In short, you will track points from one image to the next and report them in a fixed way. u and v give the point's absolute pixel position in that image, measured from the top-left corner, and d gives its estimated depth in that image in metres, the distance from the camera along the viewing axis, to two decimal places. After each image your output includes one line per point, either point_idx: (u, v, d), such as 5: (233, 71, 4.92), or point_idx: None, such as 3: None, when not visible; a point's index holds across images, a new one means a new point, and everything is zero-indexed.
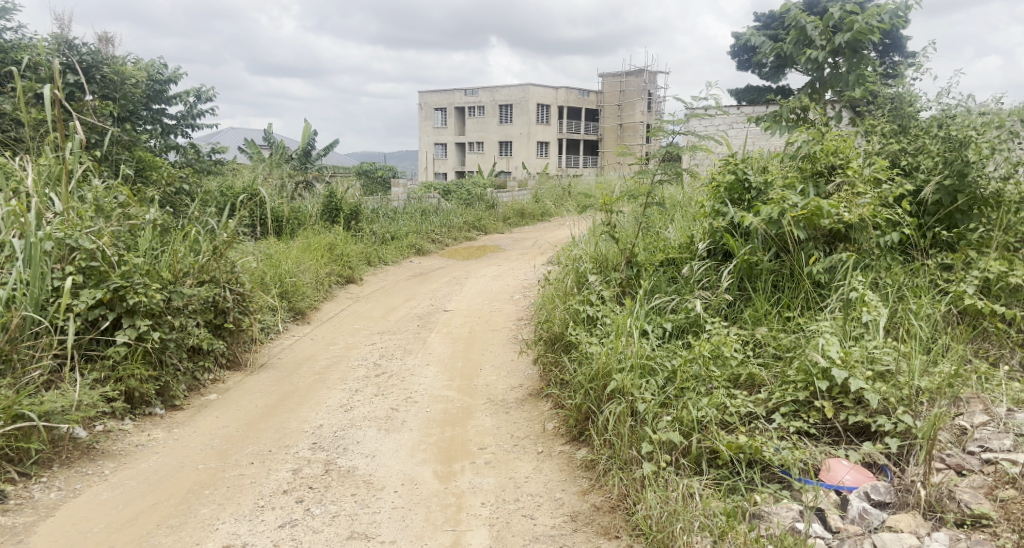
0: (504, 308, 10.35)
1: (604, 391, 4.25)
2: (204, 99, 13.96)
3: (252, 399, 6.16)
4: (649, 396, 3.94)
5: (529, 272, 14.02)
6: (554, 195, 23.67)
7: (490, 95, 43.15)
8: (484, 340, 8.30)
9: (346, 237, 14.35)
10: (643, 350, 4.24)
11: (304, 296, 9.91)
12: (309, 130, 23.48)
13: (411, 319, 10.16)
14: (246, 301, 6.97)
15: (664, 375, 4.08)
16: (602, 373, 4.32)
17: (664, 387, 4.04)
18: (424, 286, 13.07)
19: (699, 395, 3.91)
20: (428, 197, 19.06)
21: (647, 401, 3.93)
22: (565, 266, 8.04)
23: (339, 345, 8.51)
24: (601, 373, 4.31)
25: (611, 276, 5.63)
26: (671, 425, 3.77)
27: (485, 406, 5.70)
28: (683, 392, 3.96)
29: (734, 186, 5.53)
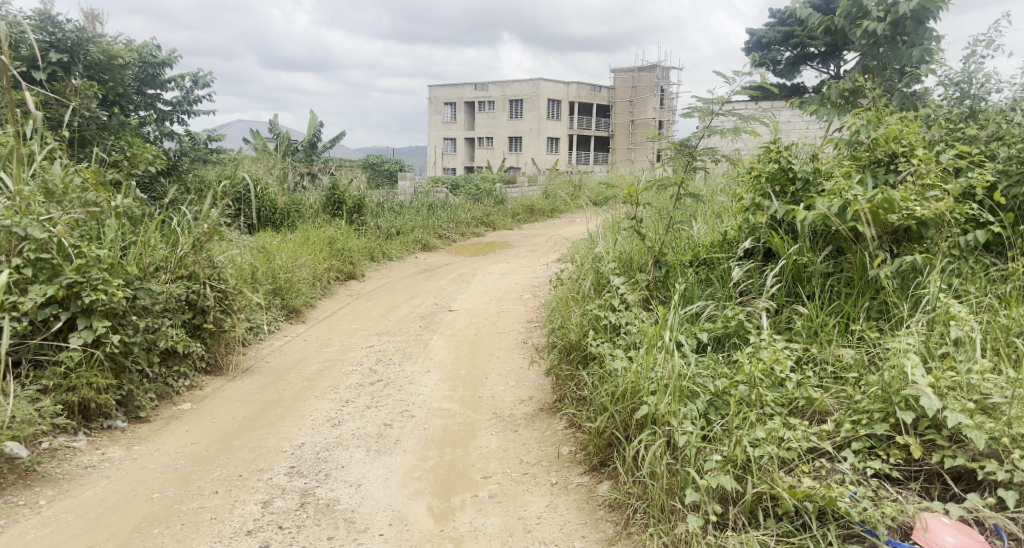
0: (513, 309, 9.69)
1: (633, 416, 3.61)
2: (201, 84, 13.33)
3: (230, 409, 5.52)
4: (690, 427, 3.30)
5: (539, 271, 13.38)
6: (564, 191, 23.03)
7: (500, 90, 42.44)
8: (491, 344, 7.65)
9: (349, 230, 13.74)
10: (680, 368, 3.58)
11: (299, 293, 9.28)
12: (315, 120, 22.83)
13: (413, 318, 9.52)
14: (229, 298, 6.33)
15: (706, 399, 3.46)
16: (631, 395, 3.67)
17: (706, 415, 3.41)
18: (428, 283, 12.43)
19: (751, 425, 3.28)
20: (435, 191, 18.44)
21: (688, 433, 3.29)
22: (581, 266, 7.38)
23: (333, 347, 7.87)
24: (629, 395, 3.66)
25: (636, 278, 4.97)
26: (721, 467, 3.15)
27: (491, 422, 5.05)
28: (730, 423, 3.31)
29: (777, 176, 4.87)
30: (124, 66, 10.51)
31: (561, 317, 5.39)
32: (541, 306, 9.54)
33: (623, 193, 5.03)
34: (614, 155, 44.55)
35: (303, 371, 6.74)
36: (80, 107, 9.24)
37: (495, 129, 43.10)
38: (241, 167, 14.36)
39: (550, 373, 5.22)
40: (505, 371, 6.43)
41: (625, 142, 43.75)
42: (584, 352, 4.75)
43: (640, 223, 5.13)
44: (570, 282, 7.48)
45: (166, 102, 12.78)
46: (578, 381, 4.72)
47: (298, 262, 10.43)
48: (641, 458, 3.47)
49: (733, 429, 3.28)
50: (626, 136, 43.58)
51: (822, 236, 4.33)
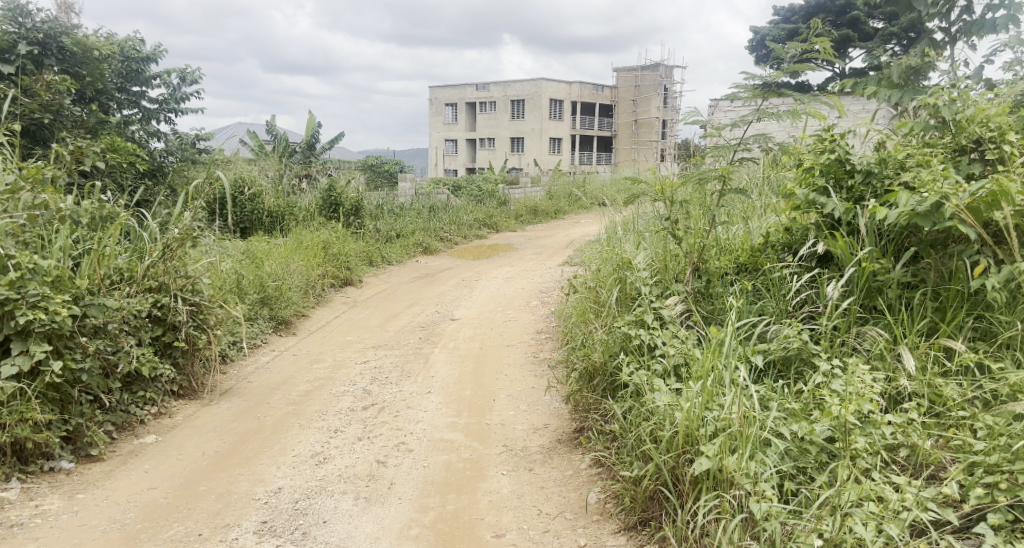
0: (520, 318, 8.99)
1: (694, 480, 2.99)
2: (189, 80, 12.57)
3: (202, 441, 4.81)
4: (773, 491, 2.82)
5: (546, 275, 12.70)
6: (568, 193, 22.40)
7: (501, 90, 41.76)
8: (498, 359, 6.95)
9: (346, 234, 13.02)
10: (749, 409, 3.06)
11: (289, 302, 8.58)
12: (312, 120, 22.11)
13: (412, 328, 8.83)
14: (203, 311, 5.63)
15: (783, 449, 2.98)
16: (685, 439, 3.09)
17: (792, 476, 2.95)
18: (429, 289, 11.73)
19: (855, 489, 2.82)
20: (437, 192, 17.72)
21: (771, 499, 2.82)
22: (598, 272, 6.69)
23: (324, 363, 7.16)
24: (682, 441, 3.08)
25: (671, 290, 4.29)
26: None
27: (502, 458, 4.34)
28: (840, 495, 2.79)
29: (833, 167, 4.18)
30: (103, 60, 9.79)
31: (585, 335, 4.73)
32: (551, 315, 8.84)
33: (655, 190, 4.30)
34: (618, 155, 43.84)
35: (290, 392, 6.05)
36: (52, 104, 8.53)
37: (497, 129, 42.39)
38: (232, 169, 13.65)
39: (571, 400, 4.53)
40: (516, 392, 5.74)
41: (628, 142, 43.05)
42: (615, 376, 4.04)
43: (675, 224, 4.44)
44: (586, 289, 6.78)
45: (152, 99, 12.03)
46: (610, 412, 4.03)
47: (290, 268, 9.74)
48: (707, 534, 2.90)
49: (835, 499, 2.79)
50: (630, 135, 42.90)
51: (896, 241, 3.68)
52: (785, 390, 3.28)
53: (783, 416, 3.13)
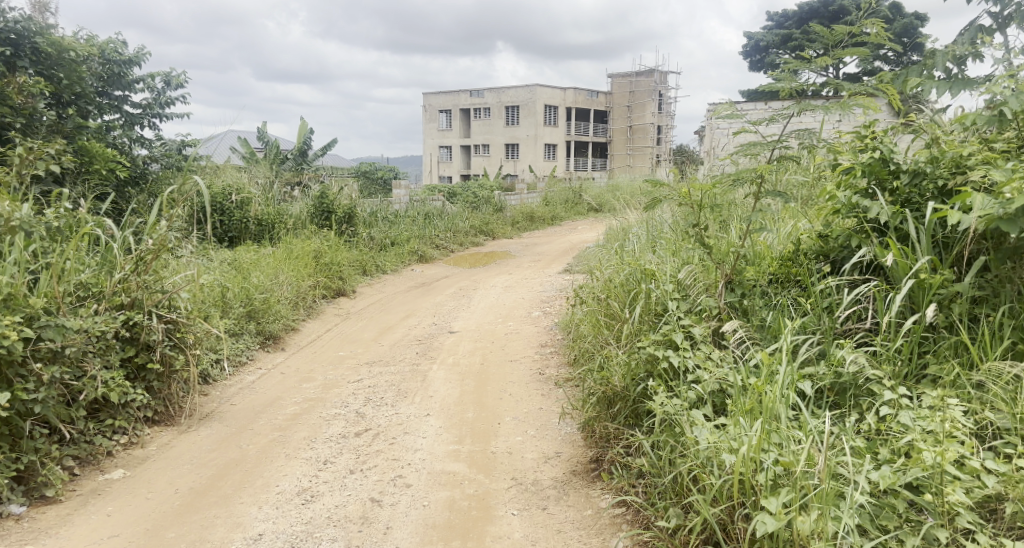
0: (521, 330, 8.54)
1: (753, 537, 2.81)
2: (175, 84, 11.68)
3: (178, 474, 4.32)
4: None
5: (546, 284, 12.26)
6: (564, 199, 21.97)
7: (495, 96, 41.40)
8: (501, 376, 6.51)
9: (338, 242, 12.56)
10: (815, 458, 2.86)
11: (278, 315, 8.12)
12: (303, 126, 21.63)
13: (409, 342, 8.38)
14: (180, 330, 5.16)
15: (861, 500, 2.77)
16: (740, 489, 2.90)
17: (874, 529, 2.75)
18: (426, 299, 11.27)
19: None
20: (431, 199, 17.25)
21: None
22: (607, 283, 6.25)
23: (314, 381, 6.69)
24: (738, 491, 2.89)
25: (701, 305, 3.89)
26: None
27: (511, 493, 3.90)
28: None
29: (875, 168, 3.70)
30: (80, 62, 9.31)
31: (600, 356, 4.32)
32: (555, 327, 8.40)
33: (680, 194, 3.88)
34: (613, 161, 43.48)
35: (277, 416, 5.58)
36: (24, 107, 8.07)
37: (492, 135, 42.00)
38: (219, 176, 13.17)
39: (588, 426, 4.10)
40: (522, 415, 5.31)
41: (624, 147, 42.69)
42: (643, 397, 3.64)
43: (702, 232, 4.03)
44: (595, 301, 6.34)
45: (135, 104, 11.35)
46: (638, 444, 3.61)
47: (278, 278, 9.27)
48: None
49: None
50: (625, 141, 42.56)
51: (949, 248, 3.45)
52: (849, 425, 3.06)
53: (853, 458, 2.91)
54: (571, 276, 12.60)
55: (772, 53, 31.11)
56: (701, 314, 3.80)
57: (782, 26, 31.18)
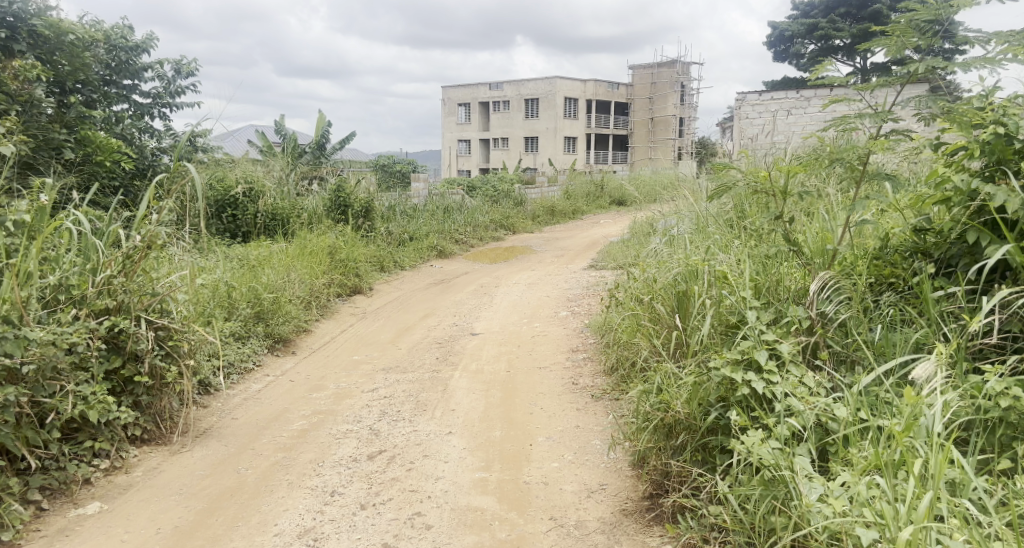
0: (549, 332, 7.94)
1: None
2: (186, 73, 10.92)
3: (165, 507, 3.77)
4: None
5: (572, 280, 11.63)
6: (585, 192, 21.31)
7: (515, 88, 40.72)
8: (530, 386, 5.89)
9: (355, 237, 11.99)
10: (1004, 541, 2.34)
11: (287, 315, 7.53)
12: (319, 119, 21.06)
13: (429, 344, 7.80)
14: (173, 336, 4.56)
15: None
16: None
17: None
18: (446, 297, 10.68)
19: None
20: (451, 193, 16.67)
21: None
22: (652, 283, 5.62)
23: (326, 390, 6.11)
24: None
25: (786, 316, 3.31)
26: None
27: (550, 537, 3.38)
28: None
29: (998, 144, 3.15)
30: (84, 48, 8.76)
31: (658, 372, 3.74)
32: (585, 329, 7.80)
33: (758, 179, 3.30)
34: (634, 154, 42.70)
35: (283, 433, 4.98)
36: (21, 94, 7.38)
37: (511, 128, 41.37)
38: (231, 169, 12.59)
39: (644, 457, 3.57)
40: (557, 436, 4.74)
41: (645, 140, 41.91)
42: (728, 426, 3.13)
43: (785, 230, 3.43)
44: (636, 305, 5.71)
45: (144, 92, 10.52)
46: (716, 488, 3.02)
47: (290, 276, 8.68)
48: None
49: None
50: (646, 134, 41.80)
51: None
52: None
53: None
54: (597, 273, 11.98)
55: (797, 43, 30.27)
56: (789, 328, 3.22)
57: (808, 15, 30.37)
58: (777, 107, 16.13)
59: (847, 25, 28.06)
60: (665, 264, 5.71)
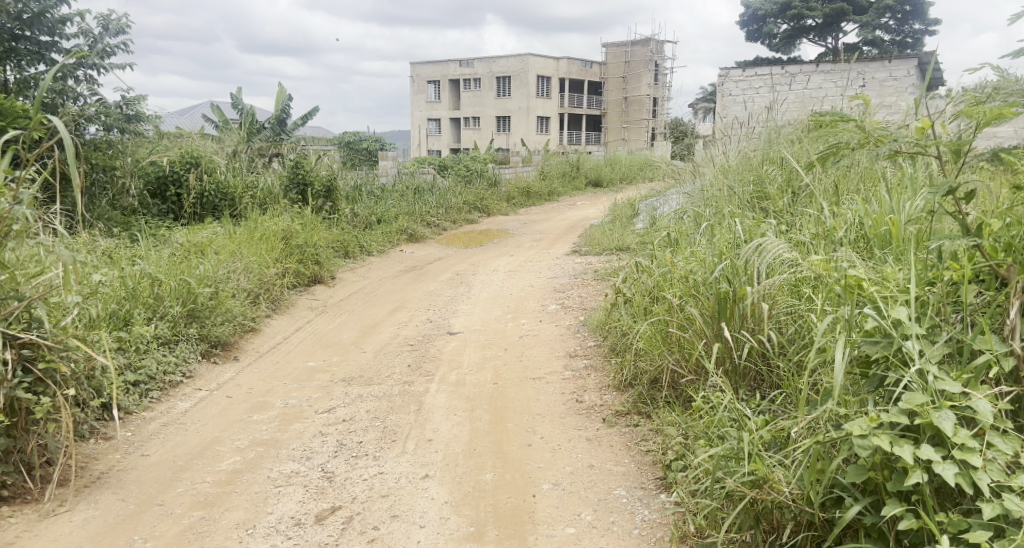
0: (539, 331, 6.84)
1: None
2: (116, 30, 9.58)
3: None
4: None
5: (555, 267, 10.52)
6: (561, 173, 20.18)
7: (486, 65, 39.35)
8: (524, 405, 4.80)
9: (315, 220, 10.76)
10: None
11: (227, 313, 6.32)
12: (279, 92, 19.62)
13: (399, 346, 6.66)
14: (45, 356, 3.38)
15: None
16: None
17: None
18: (417, 287, 9.53)
19: None
20: (421, 173, 15.45)
21: None
22: (682, 285, 4.52)
23: (271, 411, 4.94)
24: None
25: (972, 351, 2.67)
26: None
27: None
28: None
29: None
30: None
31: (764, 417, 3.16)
32: (582, 328, 6.72)
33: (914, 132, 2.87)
34: (607, 134, 41.59)
35: (207, 477, 3.81)
36: None
37: (482, 107, 40.03)
38: (174, 144, 11.24)
39: (732, 533, 2.90)
40: (566, 481, 3.65)
41: (619, 120, 40.92)
42: (882, 516, 2.51)
43: (966, 225, 2.82)
44: (661, 310, 4.62)
45: (66, 51, 9.20)
46: None
47: (233, 266, 7.43)
48: None
49: None
50: (619, 113, 40.73)
51: None
52: None
53: None
54: (582, 259, 10.88)
55: (769, 23, 29.36)
56: (980, 370, 2.61)
57: None
58: (761, 84, 15.03)
59: (819, 4, 27.62)
60: (695, 259, 4.63)
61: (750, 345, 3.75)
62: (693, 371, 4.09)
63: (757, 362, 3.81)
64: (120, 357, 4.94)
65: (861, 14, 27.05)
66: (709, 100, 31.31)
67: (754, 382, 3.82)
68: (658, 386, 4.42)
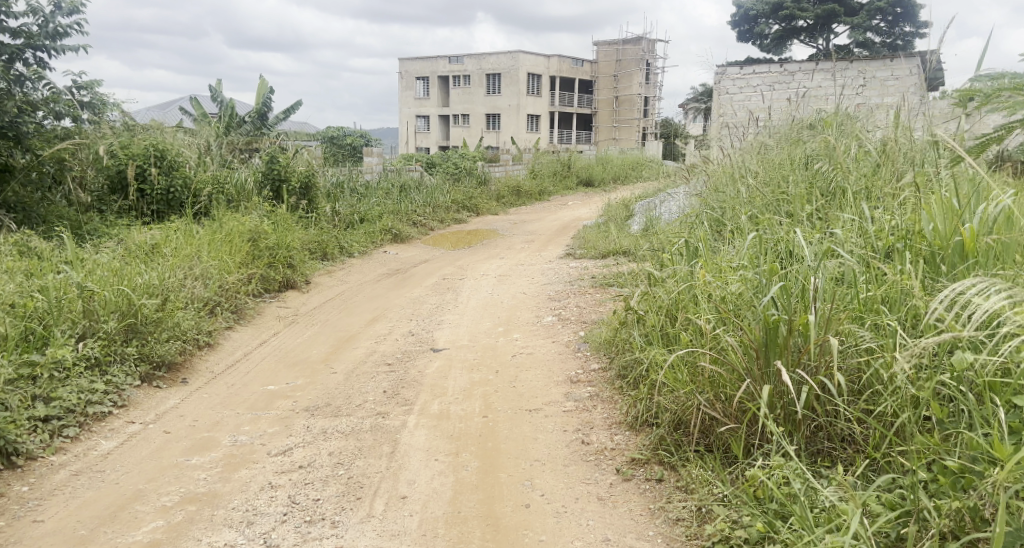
0: (535, 349, 6.01)
1: None
2: (69, 9, 8.67)
3: None
4: None
5: (549, 272, 9.71)
6: (551, 173, 19.38)
7: (475, 62, 38.52)
8: (520, 449, 3.99)
9: (289, 218, 9.91)
10: None
11: (173, 329, 5.41)
12: (260, 85, 18.71)
13: (376, 366, 5.82)
14: None
15: None
16: None
17: None
18: (401, 293, 8.70)
19: None
20: (408, 169, 14.60)
21: None
22: (715, 308, 3.72)
23: (215, 451, 4.08)
24: None
25: None
26: None
27: None
28: None
29: None
30: None
31: (857, 500, 2.52)
32: (583, 345, 5.90)
33: None
34: (598, 133, 40.82)
35: None
36: None
37: (472, 104, 39.16)
38: (138, 136, 10.35)
39: None
40: None
41: (609, 120, 40.18)
42: None
43: None
44: (690, 338, 3.81)
45: (12, 32, 8.29)
46: None
47: (188, 273, 6.58)
48: None
49: None
50: (610, 112, 39.96)
51: None
52: None
53: None
54: (578, 263, 10.06)
55: (760, 23, 28.70)
56: None
57: None
58: (759, 82, 13.92)
59: (811, 5, 27.01)
60: (729, 277, 3.82)
61: (810, 385, 2.94)
62: (740, 421, 3.26)
63: (820, 407, 3.02)
64: (29, 387, 4.10)
65: (852, 16, 26.38)
66: (700, 101, 30.55)
67: (809, 432, 3.03)
68: (683, 430, 3.62)
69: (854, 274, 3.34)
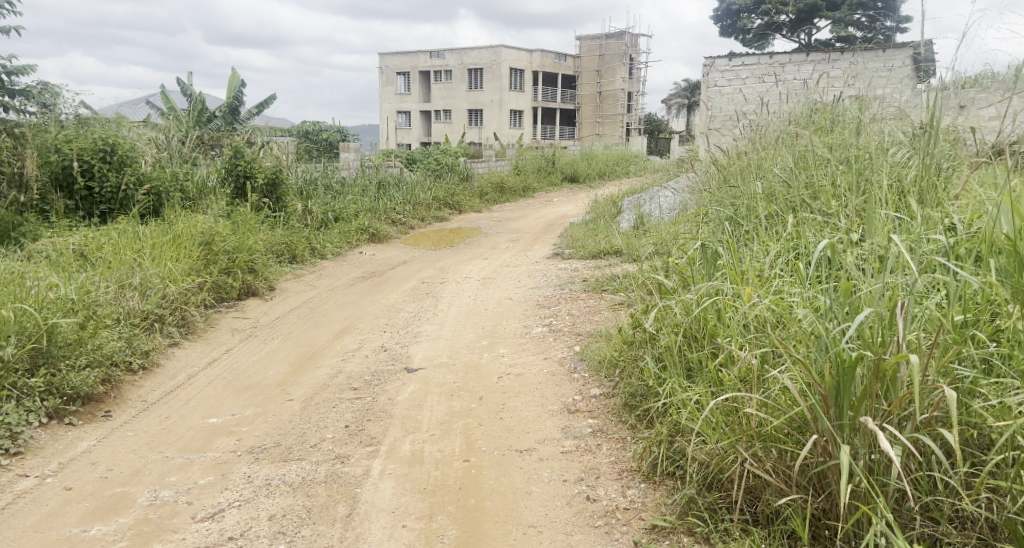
0: (525, 369, 5.18)
1: None
2: None
3: None
4: None
5: (537, 275, 8.88)
6: (534, 169, 18.54)
7: (457, 57, 37.61)
8: (509, 511, 3.20)
9: (252, 218, 9.02)
10: None
11: (94, 352, 4.52)
12: (230, 78, 17.74)
13: (341, 390, 4.98)
14: None
15: None
16: None
17: None
18: (374, 299, 7.85)
19: None
20: (386, 165, 13.72)
21: None
22: (760, 336, 2.95)
23: (124, 517, 3.27)
24: None
25: None
26: None
27: None
28: None
29: None
30: None
31: None
32: (579, 364, 5.07)
33: None
34: (581, 129, 40.02)
35: None
36: None
37: (454, 100, 38.25)
38: (87, 128, 9.42)
39: None
40: None
41: (592, 115, 39.38)
42: None
43: None
44: (729, 373, 3.02)
45: None
46: None
47: (122, 285, 5.71)
48: None
49: None
50: (594, 108, 39.16)
51: None
52: None
53: None
54: (567, 265, 9.24)
55: (743, 18, 27.96)
56: None
57: None
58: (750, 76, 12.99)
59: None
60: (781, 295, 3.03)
61: (905, 444, 2.18)
62: (803, 487, 2.48)
63: (914, 469, 2.25)
64: None
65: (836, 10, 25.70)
66: None
67: (896, 506, 2.27)
68: (716, 488, 2.84)
69: (951, 299, 2.57)
